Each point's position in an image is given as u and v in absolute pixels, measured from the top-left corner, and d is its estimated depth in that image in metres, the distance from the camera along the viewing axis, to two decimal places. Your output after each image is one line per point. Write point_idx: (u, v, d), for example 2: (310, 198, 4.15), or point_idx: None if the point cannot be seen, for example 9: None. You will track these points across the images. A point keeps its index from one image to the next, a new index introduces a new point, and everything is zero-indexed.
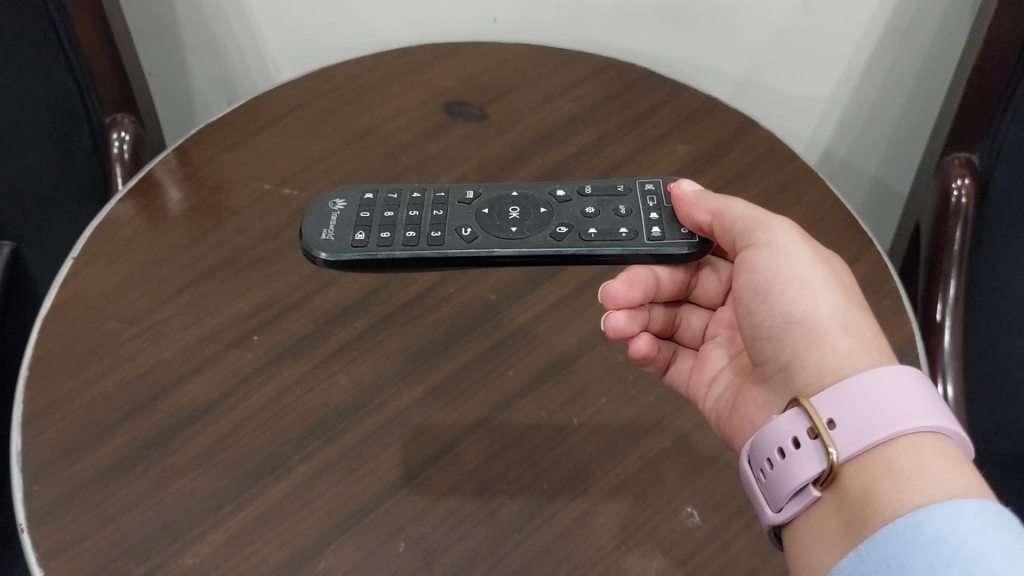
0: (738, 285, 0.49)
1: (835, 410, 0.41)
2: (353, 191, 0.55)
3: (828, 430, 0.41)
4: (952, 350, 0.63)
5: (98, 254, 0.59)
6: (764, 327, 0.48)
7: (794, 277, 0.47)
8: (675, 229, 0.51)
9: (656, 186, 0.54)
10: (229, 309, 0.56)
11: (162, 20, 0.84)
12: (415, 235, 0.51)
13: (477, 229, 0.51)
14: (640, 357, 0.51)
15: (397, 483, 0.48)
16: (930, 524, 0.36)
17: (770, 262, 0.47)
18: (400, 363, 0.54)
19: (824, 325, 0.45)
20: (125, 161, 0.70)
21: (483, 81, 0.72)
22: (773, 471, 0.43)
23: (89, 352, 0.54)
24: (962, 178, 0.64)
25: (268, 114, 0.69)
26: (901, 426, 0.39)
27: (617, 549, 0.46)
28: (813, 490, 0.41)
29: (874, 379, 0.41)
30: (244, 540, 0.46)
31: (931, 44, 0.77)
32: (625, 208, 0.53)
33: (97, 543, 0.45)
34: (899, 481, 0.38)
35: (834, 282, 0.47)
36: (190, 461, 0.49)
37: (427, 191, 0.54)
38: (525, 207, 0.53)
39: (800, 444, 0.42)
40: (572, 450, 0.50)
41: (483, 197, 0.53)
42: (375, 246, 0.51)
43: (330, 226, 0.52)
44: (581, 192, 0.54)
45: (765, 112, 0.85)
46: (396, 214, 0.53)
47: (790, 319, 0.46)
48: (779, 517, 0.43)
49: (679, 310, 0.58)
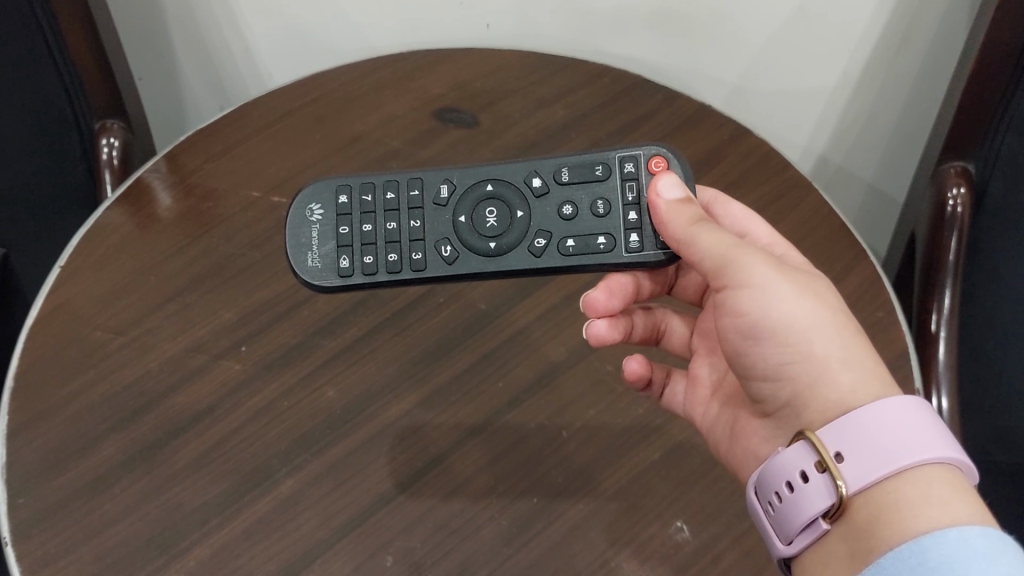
0: (723, 325, 0.47)
1: (842, 443, 0.40)
2: (326, 189, 0.52)
3: (836, 464, 0.40)
4: (946, 360, 0.63)
5: (85, 262, 0.59)
6: (761, 368, 0.46)
7: (780, 323, 0.44)
8: (654, 233, 0.49)
9: (636, 166, 0.51)
10: (217, 318, 0.56)
11: (152, 24, 0.83)
12: (397, 258, 0.50)
13: (456, 244, 0.50)
14: (633, 378, 0.50)
15: (385, 496, 0.48)
16: (934, 550, 0.36)
17: (751, 309, 0.45)
18: (389, 374, 0.54)
19: (821, 359, 0.44)
20: (115, 168, 0.69)
21: (475, 87, 0.71)
22: (782, 504, 0.42)
23: (76, 362, 0.53)
24: (957, 187, 0.64)
25: (257, 120, 0.69)
26: (908, 457, 0.39)
27: (606, 564, 0.46)
28: (822, 524, 0.40)
29: (882, 411, 0.40)
30: (230, 554, 0.45)
31: (931, 39, 0.75)
32: (604, 206, 0.50)
33: (81, 557, 0.45)
34: (904, 508, 0.38)
35: (821, 314, 0.45)
36: (176, 473, 0.48)
37: (400, 188, 0.52)
38: (501, 209, 0.50)
39: (808, 478, 0.41)
40: (562, 463, 0.50)
41: (458, 195, 0.51)
42: (361, 276, 0.50)
43: (314, 250, 0.51)
44: (558, 181, 0.51)
45: (760, 118, 0.85)
46: (374, 227, 0.51)
47: (783, 363, 0.45)
48: (789, 550, 0.42)
49: (661, 317, 0.56)
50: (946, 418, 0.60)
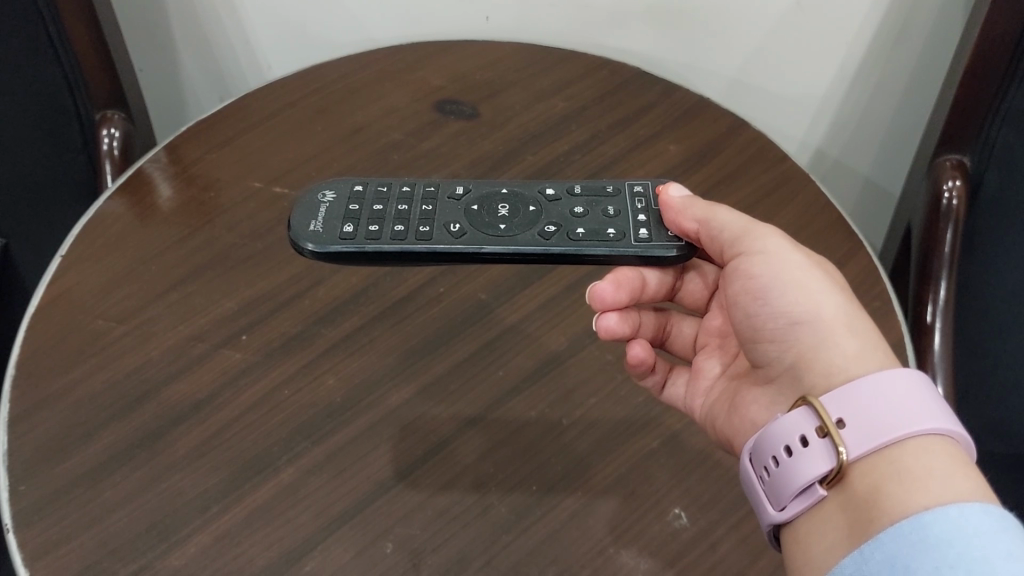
0: (734, 294, 0.49)
1: (844, 409, 0.41)
2: (343, 183, 0.54)
3: (837, 430, 0.41)
4: (942, 352, 0.63)
5: (87, 252, 0.59)
6: (767, 330, 0.47)
7: (792, 280, 0.47)
8: (661, 229, 0.51)
9: (644, 189, 0.54)
10: (219, 308, 0.56)
11: (153, 15, 0.83)
12: (404, 229, 0.51)
13: (465, 224, 0.51)
14: (636, 364, 0.50)
15: (386, 483, 0.48)
16: (934, 527, 0.36)
17: (765, 266, 0.48)
18: (389, 363, 0.54)
19: (831, 323, 0.45)
20: (115, 158, 0.69)
21: (475, 79, 0.72)
22: (778, 469, 0.42)
23: (77, 351, 0.53)
24: (954, 179, 0.64)
25: (258, 112, 0.69)
26: (910, 428, 0.39)
27: (605, 550, 0.46)
28: (819, 489, 0.41)
29: (885, 380, 0.41)
30: (231, 541, 0.46)
31: (929, 30, 0.75)
32: (613, 209, 0.52)
33: (83, 543, 0.45)
34: (906, 483, 0.38)
35: (830, 282, 0.47)
36: (178, 461, 0.49)
37: (415, 188, 0.54)
38: (513, 204, 0.52)
39: (808, 443, 0.41)
40: (561, 451, 0.50)
41: (472, 194, 0.53)
42: (364, 239, 0.51)
43: (318, 217, 0.52)
44: (570, 192, 0.53)
45: (758, 112, 0.85)
46: (385, 209, 0.53)
47: (793, 322, 0.46)
48: (781, 516, 0.42)
49: (669, 318, 0.57)
50: None
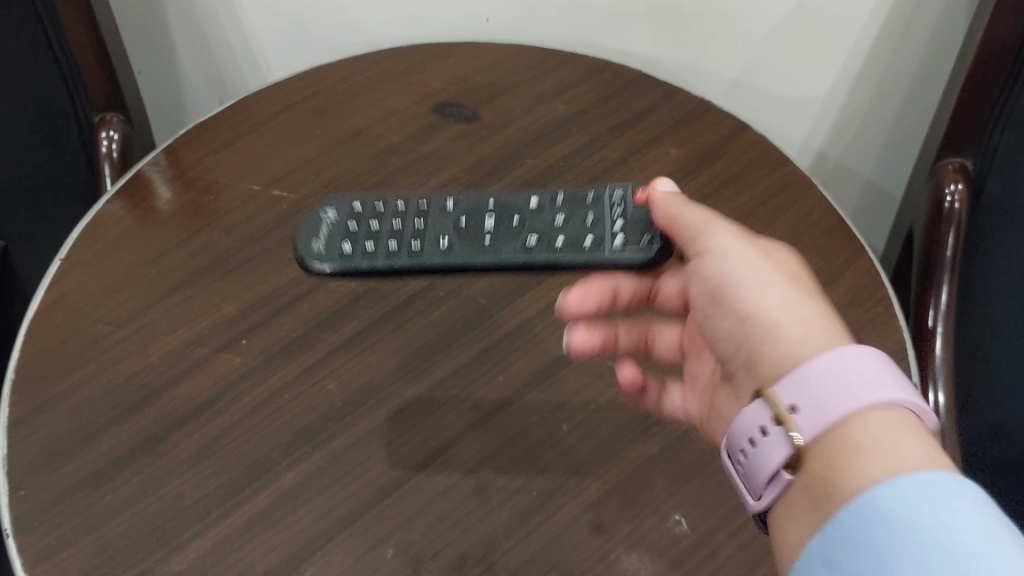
0: (703, 295, 0.48)
1: (796, 395, 0.40)
2: (343, 201, 0.54)
3: (790, 415, 0.40)
4: (943, 357, 0.62)
5: (86, 255, 0.59)
6: (734, 329, 0.47)
7: (752, 283, 0.46)
8: (641, 233, 0.51)
9: (625, 192, 0.53)
10: (218, 312, 0.56)
11: (151, 16, 0.83)
12: (397, 245, 0.51)
13: (447, 237, 0.51)
14: (627, 386, 0.51)
15: (387, 488, 0.48)
16: (886, 500, 0.36)
17: (724, 267, 0.47)
18: (390, 368, 0.54)
19: (795, 321, 0.44)
20: (114, 160, 0.69)
21: (475, 82, 0.71)
22: (747, 460, 0.42)
23: (76, 355, 0.53)
24: (955, 183, 0.64)
25: (257, 115, 0.69)
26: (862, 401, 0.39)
27: (606, 555, 0.46)
28: (785, 475, 0.40)
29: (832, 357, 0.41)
30: (232, 545, 0.46)
31: (932, 31, 0.75)
32: (592, 217, 0.52)
33: (82, 548, 0.45)
34: (858, 456, 0.38)
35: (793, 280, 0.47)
36: (178, 465, 0.49)
37: (408, 201, 0.54)
38: (498, 214, 0.52)
39: (768, 432, 0.41)
40: (561, 456, 0.50)
41: (461, 205, 0.53)
42: (363, 256, 0.50)
43: (320, 237, 0.52)
44: (553, 202, 0.53)
45: (759, 114, 0.85)
46: (379, 223, 0.52)
47: (755, 321, 0.45)
48: (759, 505, 0.42)
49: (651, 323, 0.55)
50: (942, 416, 0.59)
